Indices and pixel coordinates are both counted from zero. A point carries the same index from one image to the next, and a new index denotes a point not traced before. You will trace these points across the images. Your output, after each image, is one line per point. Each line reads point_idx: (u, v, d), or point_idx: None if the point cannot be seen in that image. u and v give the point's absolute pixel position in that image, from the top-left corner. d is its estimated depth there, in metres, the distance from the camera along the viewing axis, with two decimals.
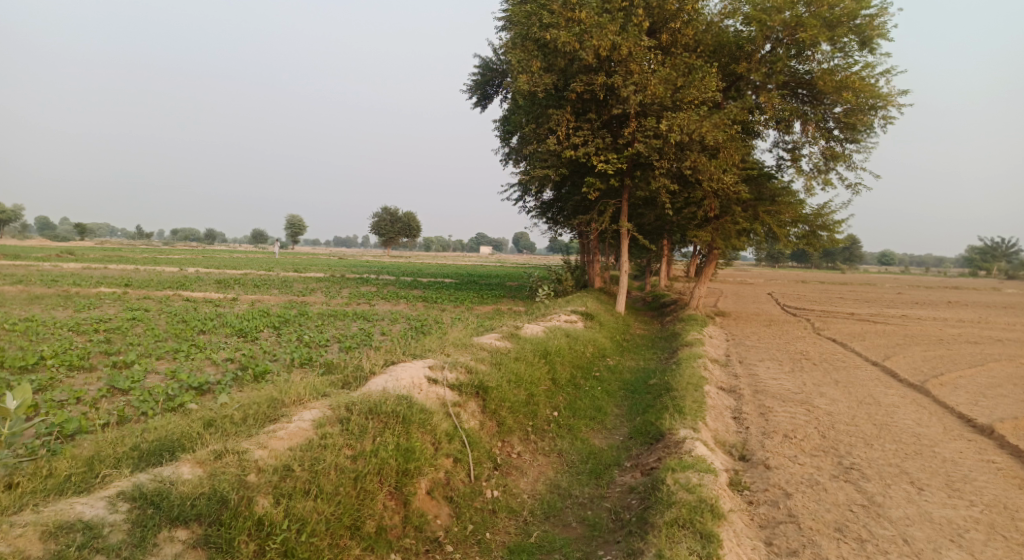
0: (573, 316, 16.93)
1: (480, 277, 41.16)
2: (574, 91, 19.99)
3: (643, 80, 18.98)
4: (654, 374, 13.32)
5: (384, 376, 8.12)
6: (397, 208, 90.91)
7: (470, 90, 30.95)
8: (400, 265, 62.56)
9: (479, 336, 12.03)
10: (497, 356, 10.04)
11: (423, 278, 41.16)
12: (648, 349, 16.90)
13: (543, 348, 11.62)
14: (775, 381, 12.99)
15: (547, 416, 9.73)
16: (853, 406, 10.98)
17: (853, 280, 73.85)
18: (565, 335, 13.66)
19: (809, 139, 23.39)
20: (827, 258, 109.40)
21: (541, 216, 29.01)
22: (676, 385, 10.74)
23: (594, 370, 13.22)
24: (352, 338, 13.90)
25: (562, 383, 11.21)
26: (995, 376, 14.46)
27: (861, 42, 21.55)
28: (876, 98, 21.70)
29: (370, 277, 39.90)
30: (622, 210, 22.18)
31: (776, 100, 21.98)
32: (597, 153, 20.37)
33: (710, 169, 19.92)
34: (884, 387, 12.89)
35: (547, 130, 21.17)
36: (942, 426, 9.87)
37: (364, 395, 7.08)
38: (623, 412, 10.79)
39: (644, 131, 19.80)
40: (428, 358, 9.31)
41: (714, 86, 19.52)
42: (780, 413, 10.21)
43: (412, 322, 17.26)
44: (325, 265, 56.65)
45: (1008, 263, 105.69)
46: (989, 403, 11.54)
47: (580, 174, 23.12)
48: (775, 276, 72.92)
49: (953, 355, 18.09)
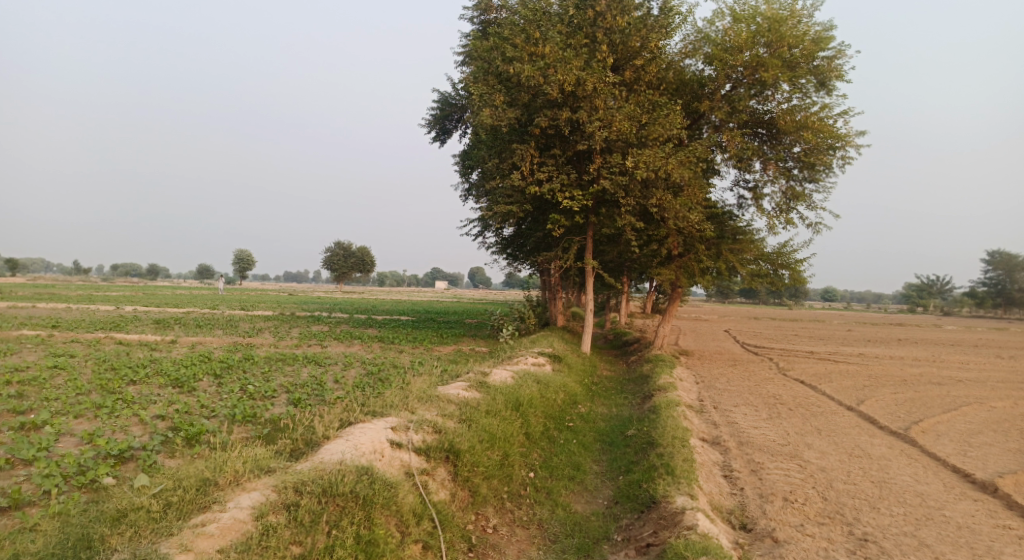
0: (541, 358, 16.03)
1: (437, 314, 39.94)
2: (539, 126, 19.43)
3: (608, 116, 18.53)
4: (631, 424, 12.47)
5: (341, 440, 7.06)
6: (350, 243, 89.26)
7: (428, 124, 30.24)
8: (352, 301, 60.77)
9: (444, 385, 11.00)
10: (467, 411, 9.03)
11: (378, 315, 39.68)
12: (619, 394, 16.09)
13: (514, 398, 10.66)
14: (756, 430, 12.29)
15: (522, 478, 8.76)
16: (845, 460, 10.31)
17: (802, 316, 75.42)
18: (535, 382, 12.71)
19: (770, 179, 23.28)
20: (775, 295, 111.92)
21: (502, 252, 28.25)
22: (660, 439, 9.91)
23: (568, 420, 12.29)
24: (303, 389, 12.65)
25: (535, 437, 10.25)
26: (972, 422, 14.11)
27: (819, 83, 21.64)
28: (835, 138, 21.76)
29: (322, 315, 38.20)
30: (587, 247, 21.56)
31: (738, 139, 21.86)
32: (562, 189, 19.75)
33: (676, 207, 19.51)
34: (868, 436, 12.32)
35: (510, 166, 20.52)
36: (942, 482, 9.27)
37: (316, 468, 6.01)
38: (603, 470, 9.88)
39: (610, 167, 19.32)
40: (391, 414, 8.27)
41: (679, 123, 19.20)
42: (772, 470, 9.45)
43: (368, 367, 16.04)
44: (274, 302, 54.52)
45: (944, 300, 110.11)
46: (979, 454, 11.04)
47: (543, 210, 22.49)
48: (727, 313, 73.89)
49: (923, 397, 17.85)
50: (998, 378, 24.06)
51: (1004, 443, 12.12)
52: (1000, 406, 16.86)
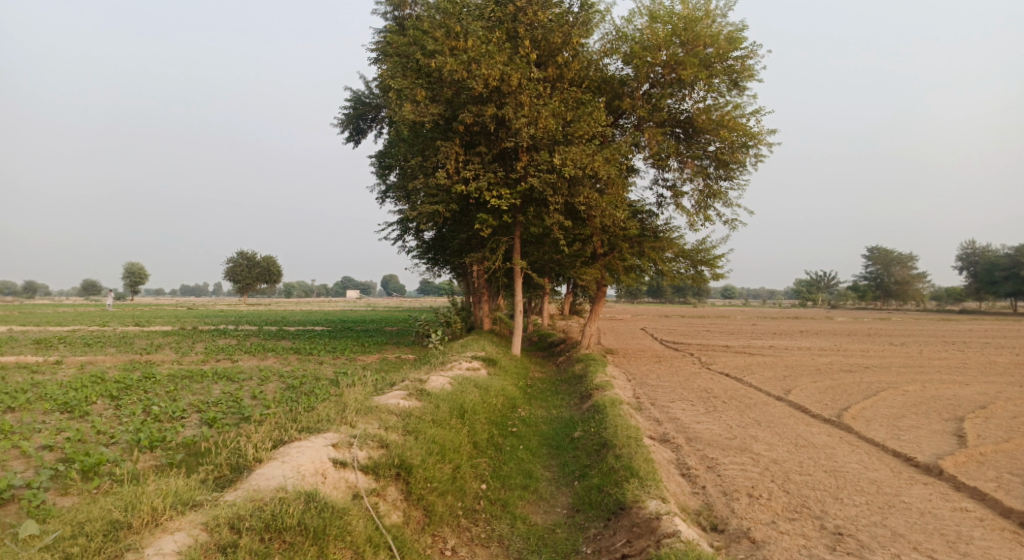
0: (475, 363, 15.38)
1: (354, 324, 38.36)
2: (463, 123, 18.85)
3: (534, 113, 18.18)
4: (575, 425, 12.02)
5: (276, 461, 6.17)
6: (254, 252, 85.05)
7: (341, 125, 28.99)
8: (258, 313, 57.67)
9: (380, 395, 10.15)
10: (411, 422, 8.28)
11: (291, 326, 37.62)
12: (554, 395, 15.66)
13: (458, 406, 9.96)
14: (700, 425, 12.13)
15: (474, 491, 8.09)
16: (793, 450, 10.23)
17: (707, 313, 78.45)
18: (473, 387, 12.05)
19: (688, 177, 23.63)
20: (680, 293, 116.07)
21: (423, 255, 27.46)
22: (613, 440, 9.47)
23: (509, 425, 11.68)
24: (217, 407, 11.38)
25: (482, 446, 9.58)
26: (894, 406, 14.59)
27: (731, 83, 22.15)
28: (749, 136, 22.36)
29: (228, 329, 35.75)
30: (515, 247, 21.14)
31: (657, 137, 22.04)
32: (488, 188, 19.25)
33: (603, 205, 19.44)
34: (805, 425, 12.40)
35: (434, 164, 19.83)
36: (889, 467, 9.31)
37: (252, 499, 5.31)
38: (556, 476, 9.33)
39: (537, 164, 19.01)
40: (328, 429, 7.41)
41: (603, 121, 19.13)
42: (728, 465, 9.20)
43: (287, 381, 14.80)
44: (172, 316, 50.86)
45: (831, 294, 117.85)
46: (912, 437, 11.30)
47: (468, 210, 21.92)
48: (638, 313, 75.72)
49: (841, 385, 18.48)
50: (899, 362, 25.48)
51: (929, 424, 12.53)
52: (911, 389, 17.66)
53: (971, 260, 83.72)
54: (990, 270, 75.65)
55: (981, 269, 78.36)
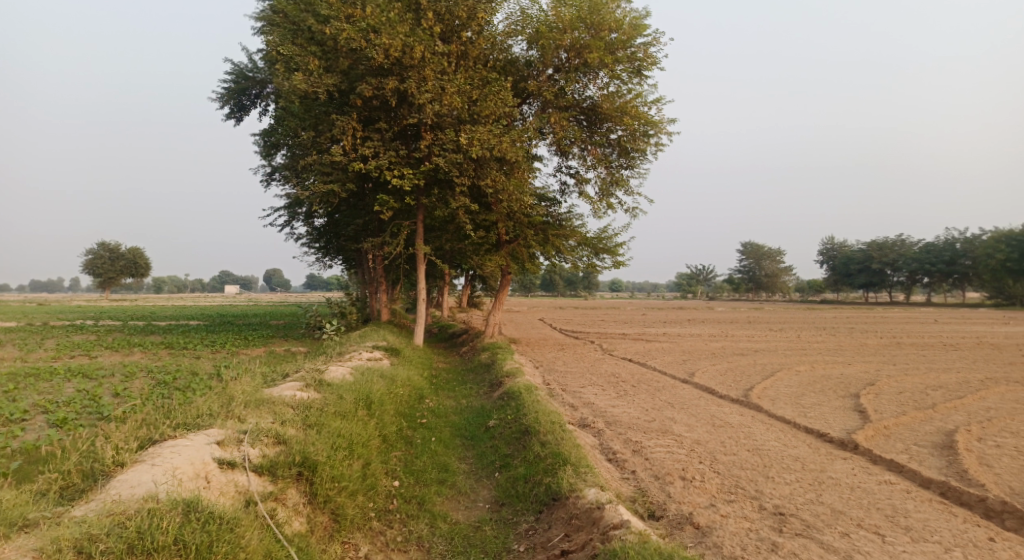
0: (375, 352, 14.30)
1: (237, 318, 35.68)
2: (362, 96, 17.62)
3: (438, 89, 17.24)
4: (488, 414, 11.29)
5: (144, 464, 4.99)
6: (121, 244, 77.93)
7: (220, 100, 26.59)
8: (126, 309, 52.72)
9: (273, 387, 8.95)
10: (311, 415, 7.39)
11: (164, 321, 34.39)
12: (461, 384, 14.85)
13: (364, 397, 9.13)
14: (615, 409, 11.75)
15: (386, 489, 7.19)
16: (712, 431, 10.01)
17: (597, 305, 80.20)
18: (377, 378, 11.04)
19: (591, 165, 23.42)
20: (569, 286, 118.32)
21: (314, 242, 25.78)
22: (535, 426, 8.81)
23: (418, 416, 10.75)
24: (71, 407, 9.70)
25: (391, 439, 8.74)
26: (793, 386, 14.94)
27: (634, 71, 22.14)
28: (649, 125, 22.43)
29: (89, 325, 32.19)
30: (417, 231, 20.18)
31: (561, 122, 21.59)
32: (389, 167, 18.15)
33: (509, 188, 18.80)
34: (717, 405, 12.32)
35: (329, 139, 18.47)
36: (807, 443, 9.24)
37: (106, 512, 4.19)
38: (474, 468, 8.55)
39: (442, 144, 18.15)
40: (211, 424, 6.24)
41: (509, 100, 18.46)
42: (654, 448, 8.78)
43: (159, 376, 13.06)
44: (20, 312, 45.29)
45: (710, 286, 124.36)
46: (819, 415, 11.45)
47: (366, 192, 20.68)
48: (531, 306, 76.22)
49: (739, 367, 18.90)
50: (783, 346, 26.67)
51: (829, 402, 12.81)
52: (803, 370, 18.31)
53: (831, 254, 90.85)
54: (846, 263, 82.32)
55: (839, 262, 85.21)
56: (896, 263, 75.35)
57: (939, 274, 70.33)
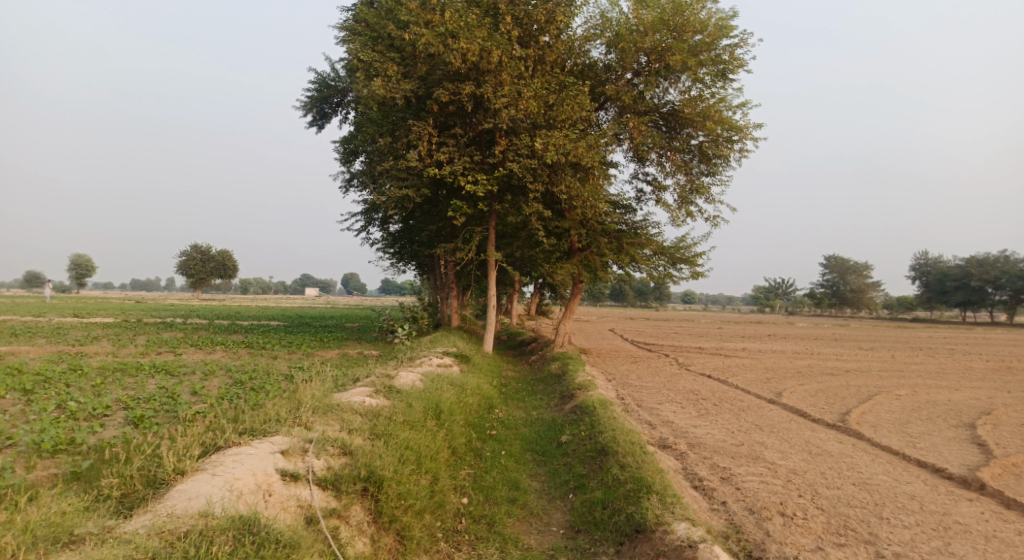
0: (446, 359, 14.00)
1: (313, 320, 36.44)
2: (438, 101, 17.49)
3: (514, 93, 16.88)
4: (560, 428, 10.72)
5: (204, 474, 4.73)
6: (210, 246, 81.72)
7: (303, 108, 27.21)
8: (212, 308, 54.96)
9: (342, 393, 8.69)
10: (379, 424, 7.04)
11: (244, 321, 35.47)
12: (532, 395, 14.34)
13: (433, 406, 8.78)
14: (698, 429, 10.94)
15: (454, 507, 6.76)
16: (809, 459, 9.10)
17: (670, 317, 78.15)
18: (447, 386, 10.67)
19: (670, 172, 22.47)
20: (641, 297, 116.00)
21: (388, 247, 25.93)
22: (613, 446, 8.19)
23: (488, 428, 10.29)
24: (148, 404, 9.77)
25: (460, 452, 8.33)
26: (894, 412, 13.67)
27: (719, 73, 21.15)
28: (734, 130, 21.33)
29: (177, 322, 33.55)
30: (490, 237, 19.87)
31: (641, 127, 20.78)
32: (464, 172, 17.93)
33: (584, 195, 18.22)
34: (811, 430, 11.31)
35: (405, 145, 18.45)
36: (922, 480, 8.23)
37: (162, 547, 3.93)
38: (547, 487, 8.01)
39: (516, 149, 17.80)
40: (277, 431, 5.95)
41: (587, 105, 17.89)
42: (745, 476, 7.98)
43: (235, 376, 13.15)
44: (117, 308, 48.00)
45: (790, 301, 119.27)
46: (930, 446, 10.31)
47: (440, 197, 20.56)
48: (602, 317, 74.84)
49: (830, 388, 17.59)
50: (877, 367, 24.82)
51: (940, 432, 11.58)
52: (903, 393, 16.83)
53: (924, 270, 85.33)
54: (941, 279, 76.97)
55: (932, 278, 79.89)
56: (998, 280, 69.84)
57: None
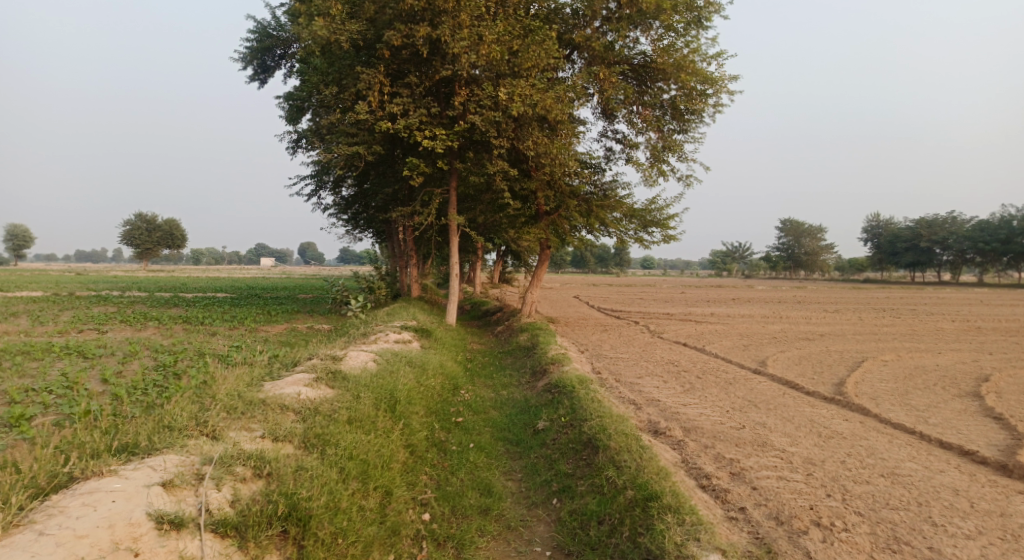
0: (403, 334, 12.49)
1: (264, 291, 34.24)
2: (389, 45, 15.61)
3: (475, 36, 15.07)
4: (534, 411, 9.33)
5: (24, 537, 3.50)
6: (155, 215, 77.54)
7: (243, 61, 24.82)
8: (156, 279, 51.87)
9: (274, 381, 7.14)
10: (317, 425, 5.61)
11: (189, 294, 33.04)
12: (499, 370, 12.95)
13: (385, 396, 7.29)
14: (689, 409, 9.69)
15: (411, 529, 5.38)
16: (822, 443, 7.95)
17: (632, 282, 77.72)
18: (404, 368, 9.20)
19: (641, 129, 20.96)
20: (601, 262, 115.54)
21: (341, 212, 24.04)
22: (603, 439, 6.86)
23: (453, 416, 8.88)
24: (38, 398, 7.98)
25: (419, 451, 6.91)
26: (889, 381, 12.72)
27: (694, 20, 19.61)
28: (709, 83, 19.88)
29: (112, 295, 30.89)
30: (450, 199, 18.23)
31: (611, 78, 19.14)
32: (419, 126, 16.23)
33: (553, 152, 16.66)
34: (811, 406, 10.18)
35: (353, 96, 16.58)
36: (956, 467, 7.15)
37: None
38: (524, 488, 6.67)
39: (477, 100, 16.11)
40: (165, 448, 4.51)
41: (555, 50, 16.20)
42: (759, 471, 6.72)
43: (160, 358, 11.35)
44: (53, 281, 44.89)
45: (745, 263, 120.40)
46: (943, 421, 9.34)
47: (396, 154, 18.82)
48: (564, 284, 73.92)
49: (814, 355, 16.67)
50: (850, 330, 24.11)
51: (946, 404, 10.59)
52: (889, 359, 15.99)
53: (876, 232, 86.50)
54: (893, 240, 78.02)
55: (884, 239, 81.04)
56: (946, 241, 70.87)
57: (993, 253, 65.65)
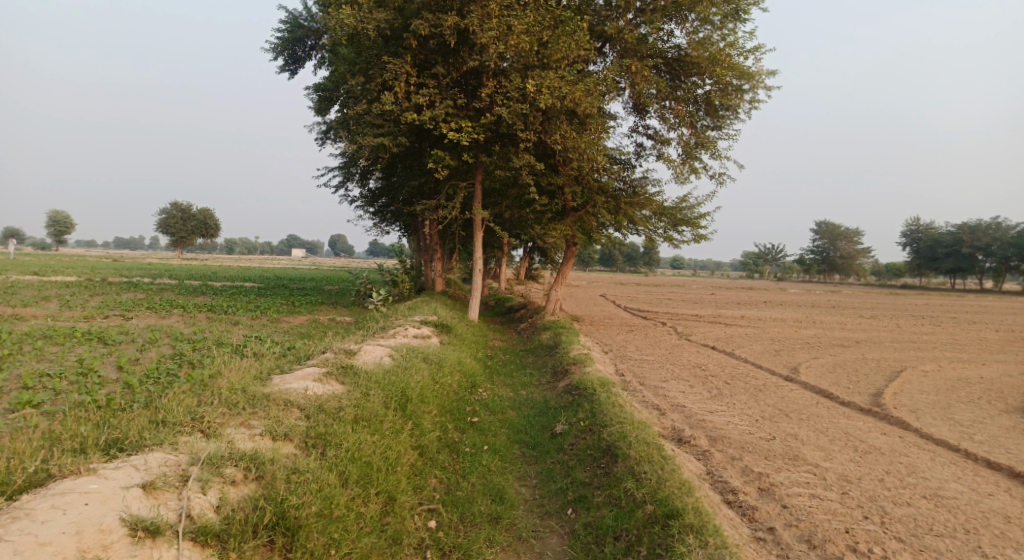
0: (423, 329, 12.23)
1: (292, 282, 34.36)
2: (416, 35, 15.35)
3: (504, 26, 14.73)
4: (553, 412, 9.00)
5: None
6: (190, 203, 78.78)
7: (274, 51, 24.85)
8: (188, 267, 52.60)
9: (283, 375, 6.92)
10: (320, 423, 5.38)
11: (218, 283, 33.30)
12: (520, 369, 12.63)
13: (396, 394, 7.02)
14: (716, 416, 9.25)
15: (415, 537, 5.09)
16: (859, 459, 7.47)
17: (661, 282, 76.68)
18: (420, 364, 8.94)
19: (673, 125, 20.41)
20: (629, 261, 114.48)
21: (368, 205, 23.93)
22: (622, 447, 6.50)
23: (468, 415, 8.60)
24: (49, 384, 7.88)
25: (430, 452, 6.64)
26: (929, 393, 12.09)
27: (732, 13, 19.00)
28: (745, 78, 19.26)
29: (144, 282, 31.26)
30: (476, 193, 17.94)
31: (644, 72, 18.65)
32: (446, 118, 15.96)
33: (582, 147, 16.25)
34: (846, 418, 9.67)
35: (380, 86, 16.37)
36: (1006, 491, 6.64)
37: None
38: (538, 496, 6.33)
39: (505, 92, 15.78)
40: (153, 445, 4.46)
41: (586, 42, 15.78)
42: (789, 487, 6.29)
43: (178, 346, 11.26)
44: (89, 267, 45.67)
45: (777, 265, 118.19)
46: (989, 439, 8.77)
47: (422, 146, 18.59)
48: (592, 282, 73.22)
49: (849, 362, 16.03)
50: (886, 338, 23.25)
51: (992, 420, 9.98)
52: (929, 370, 15.27)
53: (915, 237, 84.10)
54: (933, 246, 75.69)
55: (923, 244, 78.71)
56: (989, 247, 68.50)
57: None
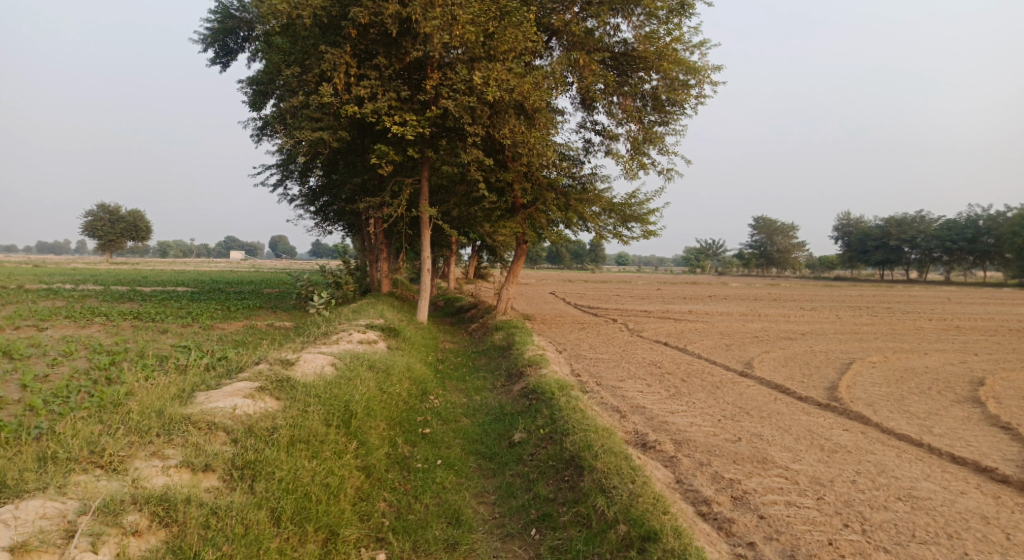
0: (368, 334, 11.50)
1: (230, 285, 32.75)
2: (356, 23, 14.53)
3: (448, 15, 14.07)
4: (510, 419, 8.47)
5: None
6: (117, 205, 74.83)
7: (204, 43, 23.49)
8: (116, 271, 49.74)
9: (208, 392, 6.18)
10: (250, 450, 4.75)
11: (149, 287, 31.39)
12: (472, 373, 12.04)
13: (339, 409, 6.37)
14: (677, 417, 8.89)
15: None
16: (829, 458, 7.21)
17: (608, 279, 77.06)
18: (365, 372, 8.26)
19: (621, 120, 20.16)
20: (576, 258, 115.10)
21: (308, 204, 22.88)
22: (587, 458, 6.05)
23: (418, 425, 8.00)
24: None
25: (377, 471, 6.03)
26: (881, 385, 12.11)
27: (677, 8, 18.85)
28: (692, 74, 19.16)
29: (66, 289, 29.17)
30: (422, 190, 17.26)
31: (591, 66, 18.31)
32: (389, 112, 15.22)
33: (532, 141, 15.77)
34: (807, 414, 9.47)
35: (318, 77, 15.48)
36: (977, 488, 6.49)
37: None
38: (498, 514, 5.77)
39: (451, 85, 15.14)
40: (34, 491, 3.86)
41: (533, 32, 15.28)
42: (764, 494, 5.94)
43: (95, 358, 10.19)
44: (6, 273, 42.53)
45: (717, 260, 120.88)
46: (948, 431, 8.70)
47: (365, 142, 17.77)
48: (540, 280, 73.03)
49: (799, 355, 16.06)
50: (830, 329, 23.64)
51: (947, 411, 9.98)
52: (876, 360, 15.44)
53: (847, 230, 87.26)
54: (863, 239, 78.63)
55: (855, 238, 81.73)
56: (914, 239, 71.54)
57: (959, 252, 66.54)
